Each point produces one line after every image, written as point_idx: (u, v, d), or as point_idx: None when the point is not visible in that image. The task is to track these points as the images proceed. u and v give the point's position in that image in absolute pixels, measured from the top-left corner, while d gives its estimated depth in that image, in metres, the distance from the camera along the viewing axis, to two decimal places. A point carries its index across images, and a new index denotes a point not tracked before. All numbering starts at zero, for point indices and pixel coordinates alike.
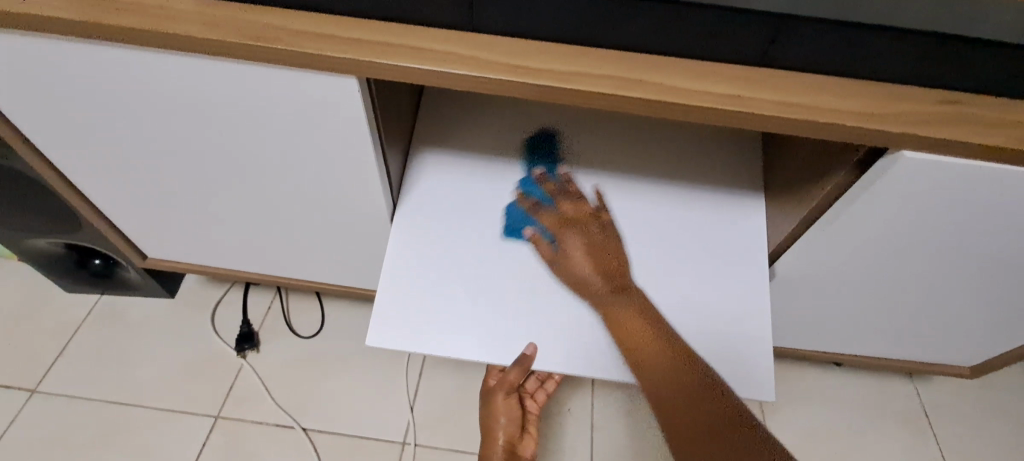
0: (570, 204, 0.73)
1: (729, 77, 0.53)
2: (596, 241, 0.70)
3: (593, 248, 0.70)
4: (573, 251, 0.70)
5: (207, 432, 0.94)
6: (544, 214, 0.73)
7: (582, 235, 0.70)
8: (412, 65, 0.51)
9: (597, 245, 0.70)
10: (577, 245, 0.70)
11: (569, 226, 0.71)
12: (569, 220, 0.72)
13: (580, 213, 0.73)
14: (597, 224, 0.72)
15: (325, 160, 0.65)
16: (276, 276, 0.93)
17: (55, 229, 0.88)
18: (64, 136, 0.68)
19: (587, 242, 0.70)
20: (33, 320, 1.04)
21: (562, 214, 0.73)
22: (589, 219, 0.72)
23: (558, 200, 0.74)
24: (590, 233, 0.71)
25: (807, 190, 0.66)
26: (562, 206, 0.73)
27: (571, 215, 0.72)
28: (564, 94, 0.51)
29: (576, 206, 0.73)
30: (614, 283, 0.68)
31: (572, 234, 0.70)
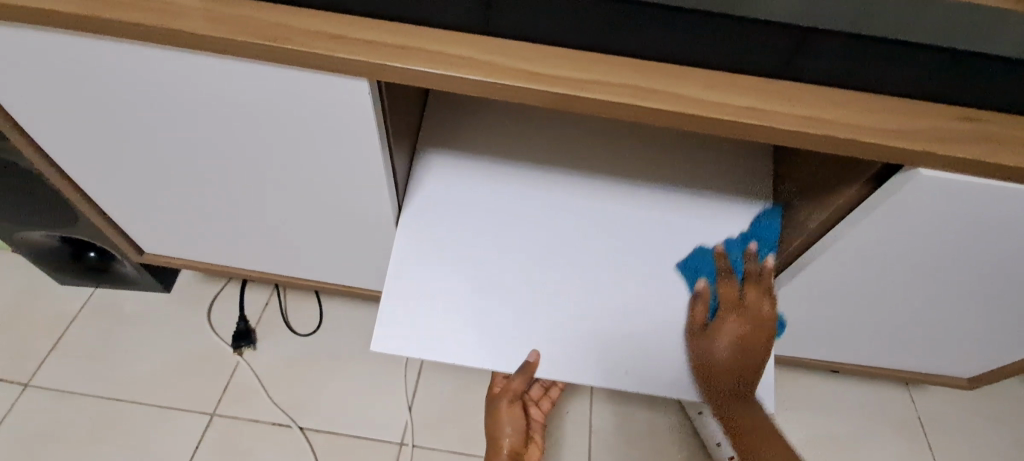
0: (753, 295, 0.68)
1: (745, 88, 0.52)
2: (745, 341, 0.65)
3: (746, 347, 0.65)
4: (722, 340, 0.65)
5: (202, 430, 0.93)
6: (728, 298, 0.67)
7: (745, 332, 0.65)
8: (425, 69, 0.50)
9: (752, 347, 0.65)
10: (726, 342, 0.65)
11: (737, 314, 0.66)
12: (748, 318, 0.66)
13: (758, 305, 0.67)
14: (764, 327, 0.66)
15: (331, 160, 0.63)
16: (276, 273, 0.92)
17: (51, 222, 0.86)
18: (62, 129, 0.66)
19: (744, 339, 0.65)
20: (25, 312, 1.02)
21: (739, 298, 0.67)
22: (760, 311, 0.67)
23: (745, 284, 0.68)
24: (755, 333, 0.66)
25: (818, 201, 0.66)
26: (744, 291, 0.68)
27: (746, 306, 0.67)
28: (579, 102, 0.51)
29: (758, 298, 0.67)
30: (738, 383, 0.64)
31: (734, 325, 0.66)
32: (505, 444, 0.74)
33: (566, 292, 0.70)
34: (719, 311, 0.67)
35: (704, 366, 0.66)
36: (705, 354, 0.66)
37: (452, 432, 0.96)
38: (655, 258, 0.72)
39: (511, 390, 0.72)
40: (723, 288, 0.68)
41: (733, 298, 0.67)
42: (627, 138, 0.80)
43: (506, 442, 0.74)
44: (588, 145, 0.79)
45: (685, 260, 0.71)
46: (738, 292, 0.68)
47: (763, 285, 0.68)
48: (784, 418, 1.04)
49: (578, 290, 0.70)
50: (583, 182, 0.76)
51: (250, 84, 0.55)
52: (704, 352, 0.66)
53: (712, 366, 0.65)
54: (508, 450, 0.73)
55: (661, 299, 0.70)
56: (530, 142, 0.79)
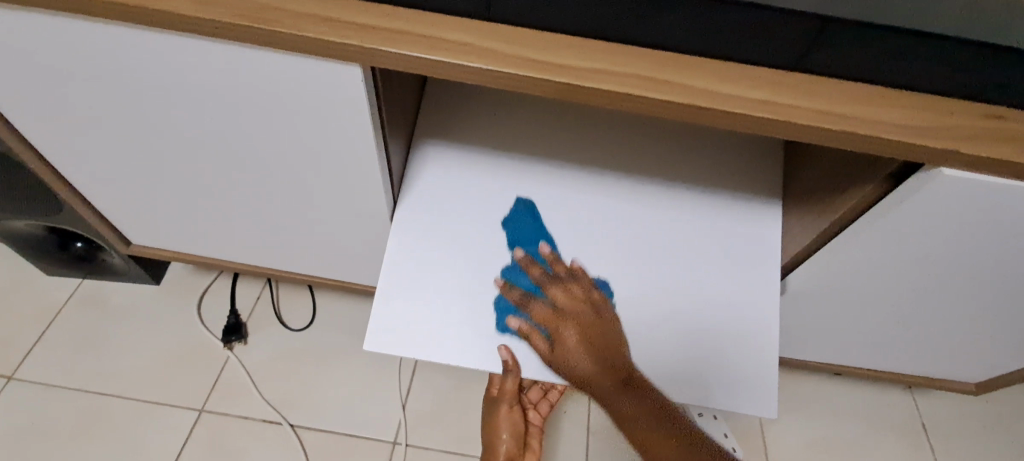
0: (562, 293, 0.66)
1: (761, 81, 0.49)
2: (590, 335, 0.63)
3: (594, 342, 0.62)
4: (572, 353, 0.62)
5: (190, 426, 0.91)
6: (546, 316, 0.64)
7: (582, 328, 0.63)
8: (423, 55, 0.47)
9: (599, 338, 0.63)
10: (576, 350, 0.62)
11: (563, 321, 0.64)
12: (575, 316, 0.64)
13: (575, 299, 0.65)
14: (593, 312, 0.64)
15: (322, 151, 0.61)
16: (268, 267, 0.90)
17: (35, 211, 0.84)
18: (42, 114, 0.64)
19: (587, 334, 0.63)
20: (11, 303, 0.99)
21: (555, 310, 0.65)
22: (585, 305, 0.65)
23: (549, 289, 0.66)
24: (587, 322, 0.63)
25: (829, 201, 0.63)
26: (552, 300, 0.65)
27: (566, 307, 0.65)
28: (586, 92, 0.48)
29: (568, 293, 0.65)
30: (613, 379, 0.60)
31: (568, 331, 0.63)
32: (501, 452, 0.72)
33: None
34: (547, 328, 0.64)
35: (577, 380, 0.62)
36: (568, 371, 0.62)
37: (446, 431, 0.94)
38: (659, 257, 0.70)
39: (508, 392, 0.73)
40: (535, 307, 0.65)
41: (550, 312, 0.64)
42: (630, 132, 0.77)
43: (503, 448, 0.72)
44: (589, 138, 0.76)
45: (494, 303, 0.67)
46: (549, 303, 0.65)
47: (564, 275, 0.67)
48: (786, 420, 1.02)
49: None
50: (581, 176, 0.74)
51: (237, 69, 0.52)
52: (568, 367, 0.62)
53: (584, 379, 0.61)
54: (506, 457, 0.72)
55: (664, 300, 0.68)
56: (529, 135, 0.76)
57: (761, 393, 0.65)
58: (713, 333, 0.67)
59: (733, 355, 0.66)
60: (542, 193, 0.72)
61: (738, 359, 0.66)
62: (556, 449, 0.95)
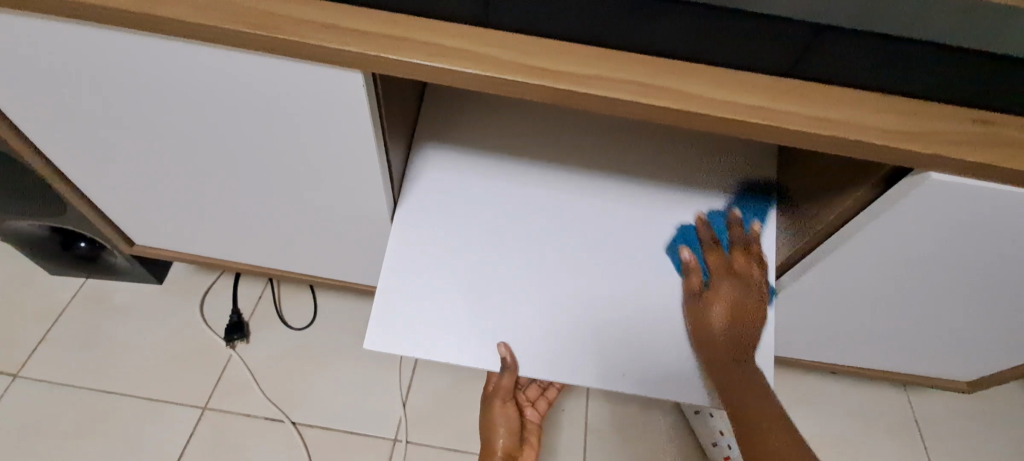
0: (746, 262, 0.68)
1: (754, 87, 0.50)
2: (739, 308, 0.65)
3: (741, 316, 0.64)
4: (714, 302, 0.66)
5: (194, 423, 0.92)
6: (716, 262, 0.68)
7: (738, 295, 0.66)
8: (422, 62, 0.48)
9: (748, 311, 0.65)
10: (721, 309, 0.65)
11: (724, 277, 0.67)
12: (740, 281, 0.67)
13: (745, 271, 0.67)
14: (757, 294, 0.66)
15: (325, 154, 0.62)
16: (270, 267, 0.91)
17: (38, 212, 0.84)
18: (48, 117, 0.64)
19: (738, 307, 0.65)
20: (15, 302, 1.00)
21: (728, 265, 0.68)
22: (750, 279, 0.67)
23: (732, 250, 0.69)
24: (748, 295, 0.66)
25: (822, 202, 0.64)
26: (732, 256, 0.69)
27: (735, 268, 0.67)
28: (582, 98, 0.49)
29: (749, 266, 0.68)
30: (734, 354, 0.63)
31: (725, 291, 0.66)
32: (498, 448, 0.73)
33: (564, 290, 0.69)
34: (710, 278, 0.68)
35: (700, 332, 0.65)
36: (698, 317, 0.66)
37: (446, 428, 0.95)
38: (657, 258, 0.71)
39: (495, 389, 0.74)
40: (711, 254, 0.69)
41: (721, 265, 0.68)
42: (630, 134, 0.78)
43: (499, 444, 0.73)
44: (588, 140, 0.78)
45: (683, 230, 0.72)
46: (725, 257, 0.68)
47: (756, 253, 0.69)
48: None
49: (575, 290, 0.69)
50: (580, 178, 0.75)
51: (241, 74, 0.53)
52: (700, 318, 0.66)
53: (707, 338, 0.64)
54: (503, 452, 0.73)
55: (661, 300, 0.69)
56: (529, 137, 0.77)
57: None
58: None
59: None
60: (542, 195, 0.73)
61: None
62: (555, 447, 0.96)
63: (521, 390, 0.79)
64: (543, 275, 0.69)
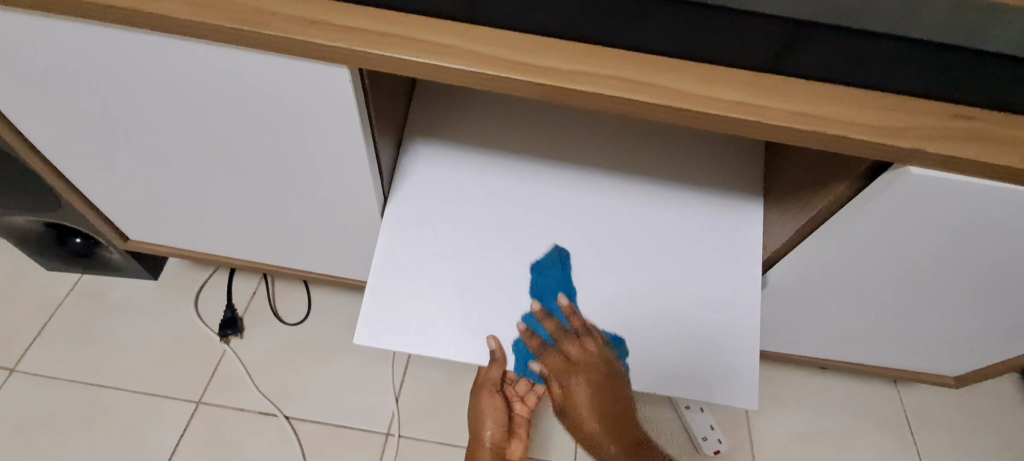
0: (577, 351, 0.67)
1: (738, 83, 0.51)
2: (600, 399, 0.64)
3: (603, 404, 0.64)
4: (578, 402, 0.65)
5: (188, 417, 0.93)
6: (558, 366, 0.66)
7: (591, 383, 0.65)
8: (409, 57, 0.48)
9: (608, 395, 0.65)
10: (584, 407, 0.64)
11: (573, 377, 0.66)
12: (583, 371, 0.66)
13: (578, 355, 0.67)
14: (604, 372, 0.66)
15: (314, 149, 0.62)
16: (263, 262, 0.91)
17: (34, 207, 0.85)
18: (41, 114, 0.65)
19: (596, 395, 0.64)
20: (12, 297, 1.01)
21: (567, 361, 0.66)
22: (589, 360, 0.66)
23: (563, 343, 0.67)
24: (597, 378, 0.65)
25: (807, 198, 0.65)
26: (564, 349, 0.67)
27: (575, 364, 0.66)
28: (567, 93, 0.50)
29: (581, 349, 0.67)
30: (624, 444, 0.62)
31: (578, 385, 0.65)
32: (485, 441, 0.75)
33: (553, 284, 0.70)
34: (562, 387, 0.66)
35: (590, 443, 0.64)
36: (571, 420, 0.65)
37: (439, 423, 0.96)
38: (644, 254, 0.71)
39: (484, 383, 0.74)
40: (548, 361, 0.67)
41: (562, 366, 0.66)
42: (617, 132, 0.79)
43: (487, 435, 0.75)
44: (577, 136, 0.78)
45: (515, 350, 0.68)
46: (562, 354, 0.67)
47: (575, 329, 0.68)
48: (772, 413, 1.04)
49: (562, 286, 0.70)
50: (569, 176, 0.75)
51: (229, 71, 0.54)
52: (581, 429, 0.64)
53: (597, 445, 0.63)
54: (490, 445, 0.75)
55: (648, 296, 0.70)
56: (519, 134, 0.78)
57: (741, 385, 0.67)
58: (697, 328, 0.69)
59: (716, 349, 0.68)
60: (532, 193, 0.74)
61: (720, 353, 0.68)
62: (547, 442, 0.97)
63: (511, 385, 0.77)
64: (530, 271, 0.70)
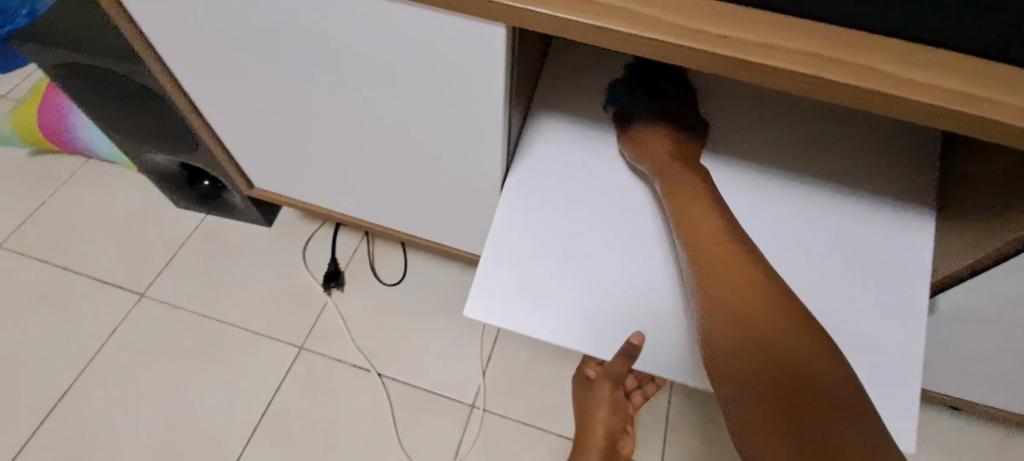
0: (659, 89, 0.69)
1: (965, 70, 0.41)
2: (680, 125, 0.66)
3: (676, 131, 0.66)
4: (650, 129, 0.66)
5: (290, 361, 0.98)
6: (637, 91, 0.69)
7: (669, 120, 0.66)
8: (576, 19, 0.43)
9: (682, 137, 0.66)
10: (655, 124, 0.66)
11: (651, 104, 0.67)
12: (665, 107, 0.68)
13: (670, 97, 0.69)
14: (684, 117, 0.68)
15: (446, 113, 0.60)
16: (371, 223, 0.92)
17: (175, 147, 0.91)
18: (193, 59, 0.67)
19: (669, 126, 0.66)
20: (147, 229, 1.11)
21: (648, 94, 0.69)
22: (678, 105, 0.68)
23: (657, 82, 0.70)
24: (677, 122, 0.67)
25: (998, 216, 0.54)
26: (655, 85, 0.69)
27: (661, 98, 0.68)
28: (750, 70, 0.43)
29: (668, 92, 0.69)
30: (685, 161, 0.63)
31: (654, 111, 0.67)
32: (595, 436, 0.70)
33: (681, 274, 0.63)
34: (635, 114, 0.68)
35: (644, 151, 0.65)
36: (637, 142, 0.66)
37: (523, 402, 0.95)
38: (793, 259, 0.62)
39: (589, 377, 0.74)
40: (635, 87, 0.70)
41: (645, 95, 0.69)
42: (780, 125, 0.69)
43: (602, 430, 0.70)
44: (718, 116, 0.70)
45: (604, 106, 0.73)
46: (647, 86, 0.69)
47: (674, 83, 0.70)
48: None
49: None
50: (712, 168, 0.67)
51: (377, 24, 0.51)
52: (645, 149, 0.65)
53: (652, 148, 0.64)
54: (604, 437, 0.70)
55: None
56: None
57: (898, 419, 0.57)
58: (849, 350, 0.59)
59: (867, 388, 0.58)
60: None
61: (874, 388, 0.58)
62: None
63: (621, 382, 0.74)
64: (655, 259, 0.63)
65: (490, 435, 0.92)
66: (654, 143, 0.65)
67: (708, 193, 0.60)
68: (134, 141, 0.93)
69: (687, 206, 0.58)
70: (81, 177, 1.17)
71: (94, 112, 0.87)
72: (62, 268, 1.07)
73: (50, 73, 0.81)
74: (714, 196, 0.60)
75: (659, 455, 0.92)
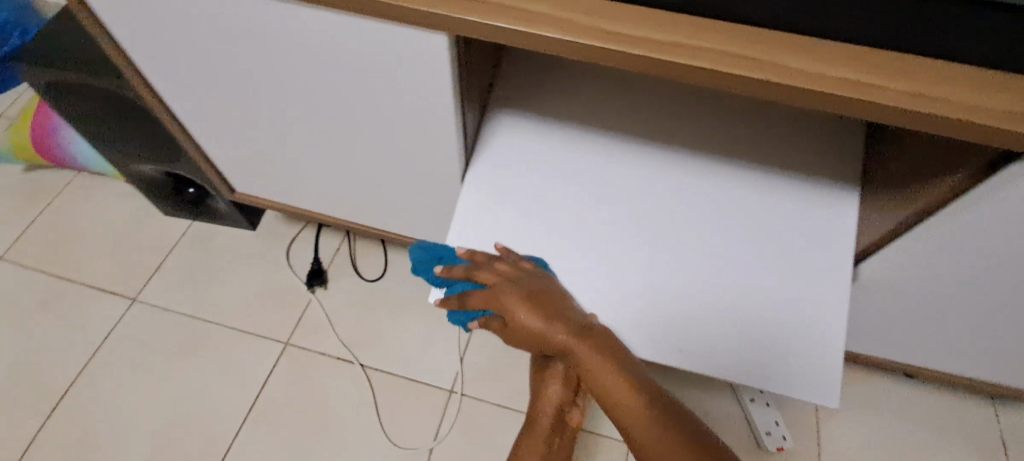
0: (491, 277, 0.66)
1: (851, 59, 0.46)
2: (530, 293, 0.65)
3: (541, 308, 0.65)
4: (524, 322, 0.66)
5: (276, 356, 1.03)
6: (484, 296, 0.67)
7: (525, 300, 0.65)
8: (506, 25, 0.48)
9: (543, 302, 0.65)
10: (524, 316, 0.65)
11: (505, 299, 0.66)
12: (510, 291, 0.65)
13: (502, 276, 0.66)
14: (524, 279, 0.66)
15: (404, 115, 0.65)
16: (348, 221, 0.97)
17: (160, 157, 0.96)
18: (171, 73, 0.72)
19: (530, 303, 0.65)
20: (136, 236, 1.16)
21: (490, 291, 0.66)
22: (511, 275, 0.66)
23: (479, 274, 0.66)
24: (526, 292, 0.65)
25: (913, 190, 0.59)
26: (483, 278, 0.66)
27: (501, 286, 0.65)
28: (661, 66, 0.48)
29: (497, 274, 0.66)
30: (565, 330, 0.65)
31: (511, 304, 0.66)
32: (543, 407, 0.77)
33: (627, 253, 0.69)
34: (501, 313, 0.67)
35: (540, 342, 0.67)
36: (528, 337, 0.67)
37: (500, 387, 1.00)
38: (725, 237, 0.69)
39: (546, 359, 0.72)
40: (476, 295, 0.67)
41: (490, 293, 0.66)
42: (719, 116, 0.74)
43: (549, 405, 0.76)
44: (661, 110, 0.75)
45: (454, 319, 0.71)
46: (484, 285, 0.67)
47: (489, 257, 0.67)
48: (845, 418, 0.99)
49: (641, 262, 0.68)
50: (657, 156, 0.72)
51: (334, 36, 0.57)
52: (535, 335, 0.67)
53: (541, 339, 0.66)
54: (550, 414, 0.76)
55: (726, 279, 0.67)
56: (604, 101, 0.76)
57: (826, 380, 0.64)
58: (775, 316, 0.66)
59: (795, 352, 0.65)
60: (614, 167, 0.72)
61: (801, 353, 0.65)
62: (601, 416, 0.98)
63: None
64: (603, 243, 0.69)
65: (468, 417, 0.98)
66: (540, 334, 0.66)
67: (608, 358, 0.64)
68: (120, 152, 0.97)
69: (604, 384, 0.64)
70: (72, 189, 1.22)
71: (82, 127, 0.92)
72: (57, 276, 1.12)
73: (38, 90, 0.86)
74: (610, 353, 0.64)
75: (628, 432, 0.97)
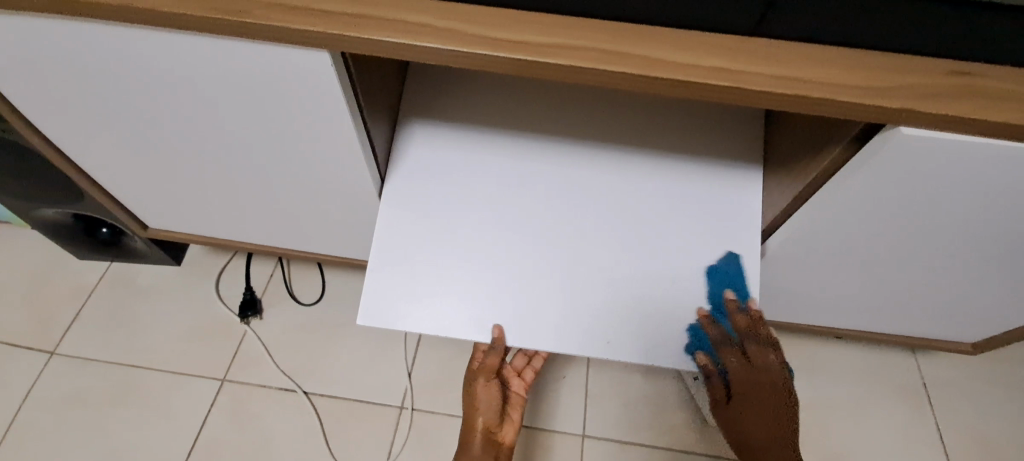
0: (758, 351, 0.62)
1: (719, 48, 0.49)
2: (775, 392, 0.60)
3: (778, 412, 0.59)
4: (750, 411, 0.59)
5: (214, 394, 0.99)
6: (732, 362, 0.62)
7: (772, 396, 0.60)
8: (385, 38, 0.48)
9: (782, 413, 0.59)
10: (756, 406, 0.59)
11: (753, 376, 0.61)
12: (763, 378, 0.61)
13: (762, 360, 0.62)
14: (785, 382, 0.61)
15: (307, 135, 0.63)
16: (274, 247, 0.95)
17: (61, 200, 0.90)
18: (54, 112, 0.68)
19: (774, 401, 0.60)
20: (49, 286, 1.08)
21: (747, 359, 0.62)
22: (776, 372, 0.61)
23: (745, 342, 0.63)
24: (775, 390, 0.60)
25: (802, 166, 0.63)
26: (749, 346, 0.63)
27: (757, 369, 0.61)
28: (544, 68, 0.48)
29: (765, 355, 0.62)
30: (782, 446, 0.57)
31: (758, 385, 0.60)
32: (478, 418, 0.81)
33: (547, 252, 0.70)
34: (733, 379, 0.62)
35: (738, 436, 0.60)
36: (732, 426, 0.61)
37: (450, 397, 0.99)
38: (640, 227, 0.71)
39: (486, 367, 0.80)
40: (728, 353, 0.63)
41: (742, 363, 0.62)
42: (628, 109, 0.76)
43: (481, 415, 0.81)
44: (572, 108, 0.76)
45: (689, 334, 0.67)
46: (740, 352, 0.63)
47: (766, 336, 0.64)
48: None
49: (562, 262, 0.70)
50: (571, 154, 0.74)
51: (218, 60, 0.55)
52: (739, 431, 0.59)
53: (746, 436, 0.59)
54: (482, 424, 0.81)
55: (643, 268, 0.69)
56: (517, 104, 0.76)
57: None
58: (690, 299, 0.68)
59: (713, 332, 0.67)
60: (529, 168, 0.73)
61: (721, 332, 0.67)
62: (553, 413, 0.99)
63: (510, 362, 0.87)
64: (525, 245, 0.70)
65: (420, 432, 0.97)
66: (754, 433, 0.58)
67: None
68: (17, 198, 0.91)
69: None
70: None
71: None
72: None
73: None
74: None
75: (581, 426, 0.98)
